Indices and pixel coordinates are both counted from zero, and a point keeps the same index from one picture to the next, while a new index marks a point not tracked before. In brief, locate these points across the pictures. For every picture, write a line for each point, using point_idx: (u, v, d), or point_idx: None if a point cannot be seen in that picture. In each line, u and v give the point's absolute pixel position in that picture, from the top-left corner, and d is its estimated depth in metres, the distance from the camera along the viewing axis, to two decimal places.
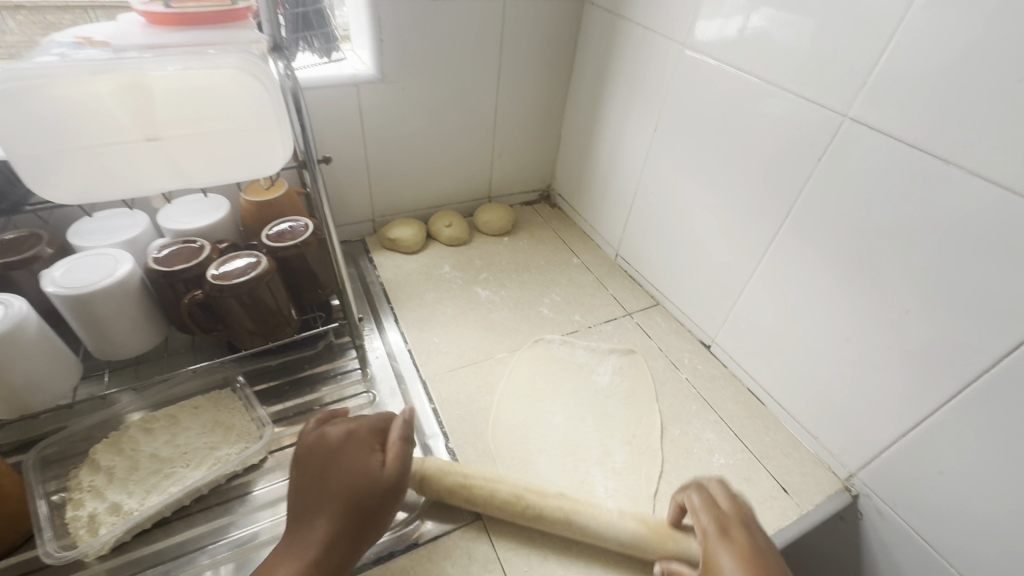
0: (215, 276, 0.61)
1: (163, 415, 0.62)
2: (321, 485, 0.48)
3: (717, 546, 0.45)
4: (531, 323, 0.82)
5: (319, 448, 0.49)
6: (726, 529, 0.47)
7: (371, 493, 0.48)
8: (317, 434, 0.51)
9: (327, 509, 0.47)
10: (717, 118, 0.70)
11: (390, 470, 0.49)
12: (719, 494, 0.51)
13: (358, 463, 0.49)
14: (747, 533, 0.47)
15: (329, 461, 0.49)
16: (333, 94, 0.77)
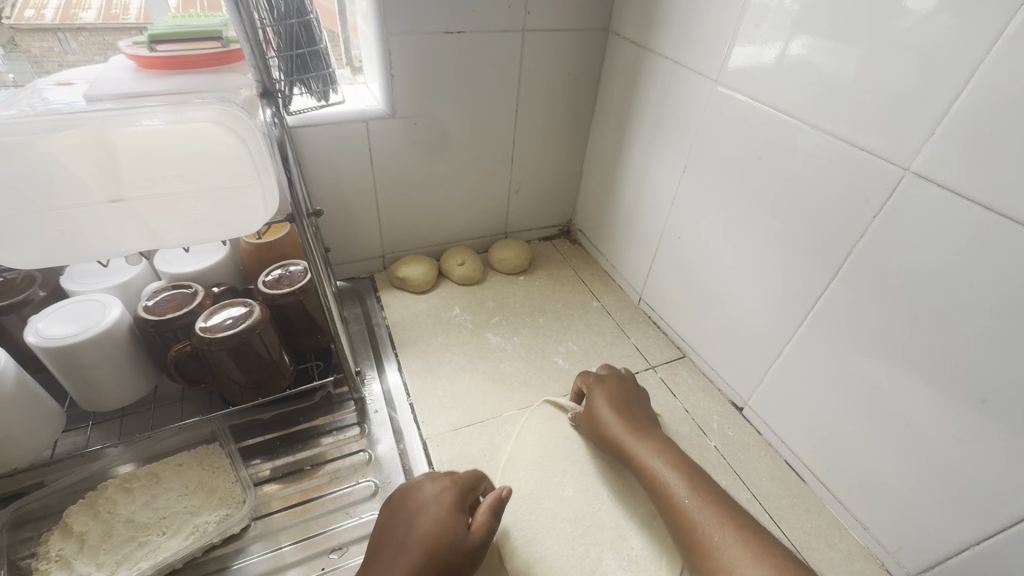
0: (204, 328, 0.57)
1: (145, 473, 0.58)
2: (405, 531, 0.48)
3: (598, 389, 0.65)
4: (544, 375, 0.76)
5: (411, 500, 0.50)
6: (602, 379, 0.66)
7: (456, 551, 0.46)
8: (413, 488, 0.52)
9: (405, 555, 0.45)
10: (753, 161, 0.63)
11: (474, 532, 0.48)
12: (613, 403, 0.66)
13: (445, 518, 0.48)
14: (619, 382, 0.66)
15: (420, 511, 0.49)
16: (341, 129, 0.74)
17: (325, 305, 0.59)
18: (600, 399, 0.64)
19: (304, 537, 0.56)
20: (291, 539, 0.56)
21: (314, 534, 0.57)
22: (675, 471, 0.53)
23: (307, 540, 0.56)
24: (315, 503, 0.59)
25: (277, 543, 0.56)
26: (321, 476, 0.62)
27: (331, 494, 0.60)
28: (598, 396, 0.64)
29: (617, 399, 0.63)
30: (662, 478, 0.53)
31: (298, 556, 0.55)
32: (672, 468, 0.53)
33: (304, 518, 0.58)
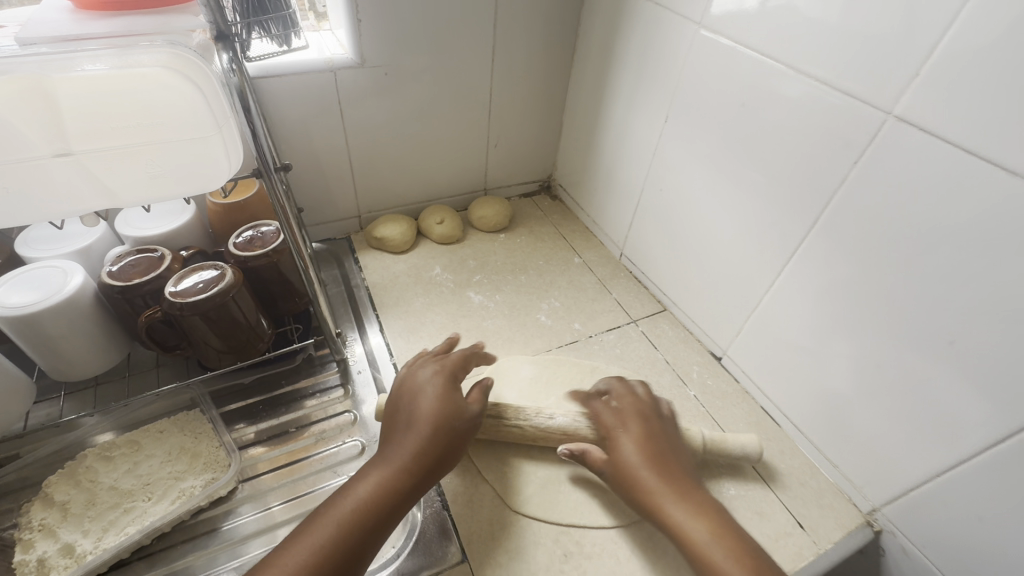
0: (174, 293, 0.55)
1: (123, 441, 0.57)
2: (410, 412, 0.51)
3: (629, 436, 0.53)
4: (527, 332, 0.76)
5: (413, 380, 0.54)
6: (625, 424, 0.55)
7: (464, 436, 0.51)
8: (409, 383, 0.54)
9: (420, 429, 0.49)
10: (735, 109, 0.61)
11: (471, 405, 0.52)
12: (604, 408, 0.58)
13: (442, 395, 0.52)
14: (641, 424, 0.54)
15: (425, 383, 0.53)
16: (308, 80, 0.70)
17: (301, 265, 0.58)
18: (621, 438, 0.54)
19: (294, 497, 0.57)
20: (280, 499, 0.56)
21: (304, 493, 0.57)
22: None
23: (297, 499, 0.56)
24: (304, 464, 0.59)
25: (267, 503, 0.56)
26: (307, 437, 0.62)
27: (318, 455, 0.60)
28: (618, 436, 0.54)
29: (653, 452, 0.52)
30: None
31: (288, 515, 0.55)
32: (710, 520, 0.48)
33: (293, 479, 0.58)
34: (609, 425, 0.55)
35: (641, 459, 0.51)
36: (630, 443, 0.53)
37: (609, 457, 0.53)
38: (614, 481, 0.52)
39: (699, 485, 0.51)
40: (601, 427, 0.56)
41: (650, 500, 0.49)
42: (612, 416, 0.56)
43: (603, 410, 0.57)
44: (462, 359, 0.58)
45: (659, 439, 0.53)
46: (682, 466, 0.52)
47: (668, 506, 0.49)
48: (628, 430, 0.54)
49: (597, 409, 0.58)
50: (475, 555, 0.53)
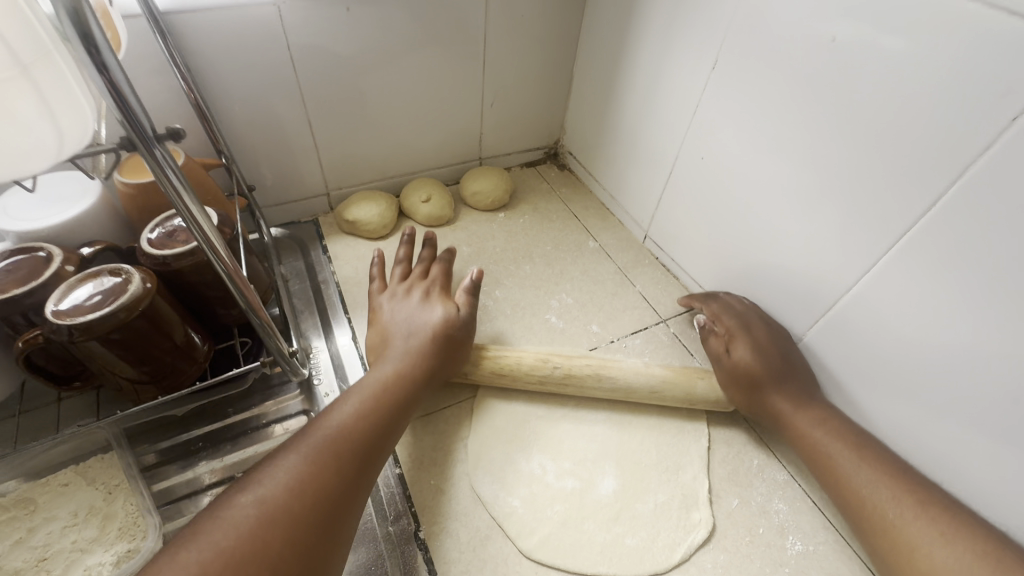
0: (58, 311, 0.40)
1: (13, 501, 0.44)
2: (410, 321, 0.52)
3: (742, 337, 0.54)
4: (534, 338, 0.62)
5: (401, 294, 0.56)
6: (747, 324, 0.55)
7: (462, 335, 0.53)
8: (400, 292, 0.56)
9: (425, 332, 0.51)
10: (814, 47, 0.45)
11: (465, 310, 0.55)
12: (735, 302, 0.59)
13: (439, 306, 0.54)
14: (764, 327, 0.55)
15: (415, 295, 0.55)
16: (243, 18, 0.53)
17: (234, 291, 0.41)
18: (739, 341, 0.54)
19: None
20: None
21: None
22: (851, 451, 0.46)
23: None
24: None
25: None
26: None
27: None
28: (734, 337, 0.54)
29: (771, 354, 0.53)
30: (839, 466, 0.46)
31: None
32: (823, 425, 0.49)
33: None
34: (728, 325, 0.56)
35: (756, 357, 0.52)
36: (744, 345, 0.53)
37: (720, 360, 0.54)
38: (724, 380, 0.54)
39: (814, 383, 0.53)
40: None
41: (763, 397, 0.51)
42: (735, 315, 0.57)
43: (726, 310, 0.58)
44: (442, 266, 0.60)
45: (773, 336, 0.54)
46: (800, 366, 0.53)
47: (779, 399, 0.51)
48: (741, 335, 0.54)
49: (725, 306, 0.58)
50: None
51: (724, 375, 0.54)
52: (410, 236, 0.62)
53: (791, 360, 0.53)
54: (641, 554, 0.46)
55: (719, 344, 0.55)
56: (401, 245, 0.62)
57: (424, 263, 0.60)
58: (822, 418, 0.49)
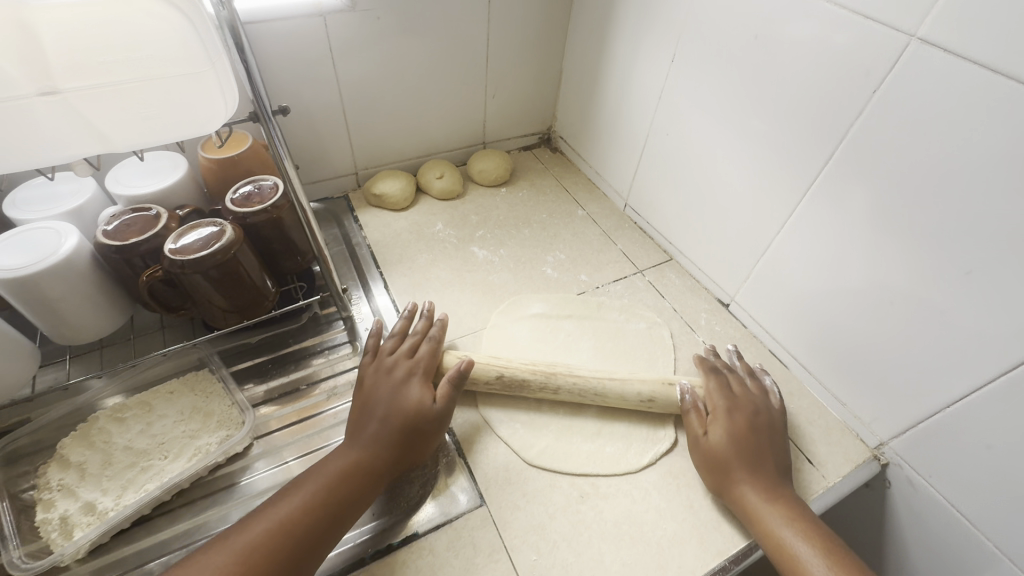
0: (174, 250, 0.53)
1: (135, 402, 0.57)
2: (381, 404, 0.52)
3: (720, 420, 0.55)
4: (533, 285, 0.75)
5: (383, 372, 0.56)
6: (730, 409, 0.56)
7: (430, 428, 0.53)
8: (384, 367, 0.56)
9: (389, 423, 0.51)
10: (746, 42, 0.59)
11: (439, 402, 0.54)
12: (735, 382, 0.59)
13: (414, 393, 0.54)
14: (748, 416, 0.55)
15: (395, 375, 0.55)
16: (297, 26, 0.66)
17: (311, 236, 0.58)
18: (715, 423, 0.55)
19: (308, 452, 0.57)
20: (295, 454, 0.56)
21: (318, 448, 0.57)
22: (809, 545, 0.46)
23: (311, 454, 0.56)
24: (315, 420, 0.59)
25: (282, 458, 0.56)
26: (317, 394, 0.62)
27: (331, 411, 0.60)
28: (710, 420, 0.55)
29: (746, 443, 0.53)
30: (800, 564, 0.45)
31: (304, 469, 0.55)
32: (790, 518, 0.48)
33: (307, 434, 0.58)
34: (714, 407, 0.56)
35: (730, 444, 0.53)
36: (722, 430, 0.54)
37: (696, 440, 0.55)
38: (699, 463, 0.55)
39: (786, 469, 0.53)
40: (691, 405, 0.57)
41: (730, 482, 0.52)
42: (724, 398, 0.57)
43: (718, 391, 0.58)
44: (432, 346, 0.60)
45: (756, 425, 0.55)
46: (778, 456, 0.53)
47: (746, 487, 0.51)
48: (718, 418, 0.55)
49: (720, 385, 0.58)
50: (491, 498, 0.54)
51: (698, 455, 0.55)
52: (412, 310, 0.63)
53: (767, 449, 0.53)
54: (617, 460, 0.57)
55: (701, 425, 0.56)
56: (399, 319, 0.63)
57: (414, 338, 0.61)
58: (790, 510, 0.49)
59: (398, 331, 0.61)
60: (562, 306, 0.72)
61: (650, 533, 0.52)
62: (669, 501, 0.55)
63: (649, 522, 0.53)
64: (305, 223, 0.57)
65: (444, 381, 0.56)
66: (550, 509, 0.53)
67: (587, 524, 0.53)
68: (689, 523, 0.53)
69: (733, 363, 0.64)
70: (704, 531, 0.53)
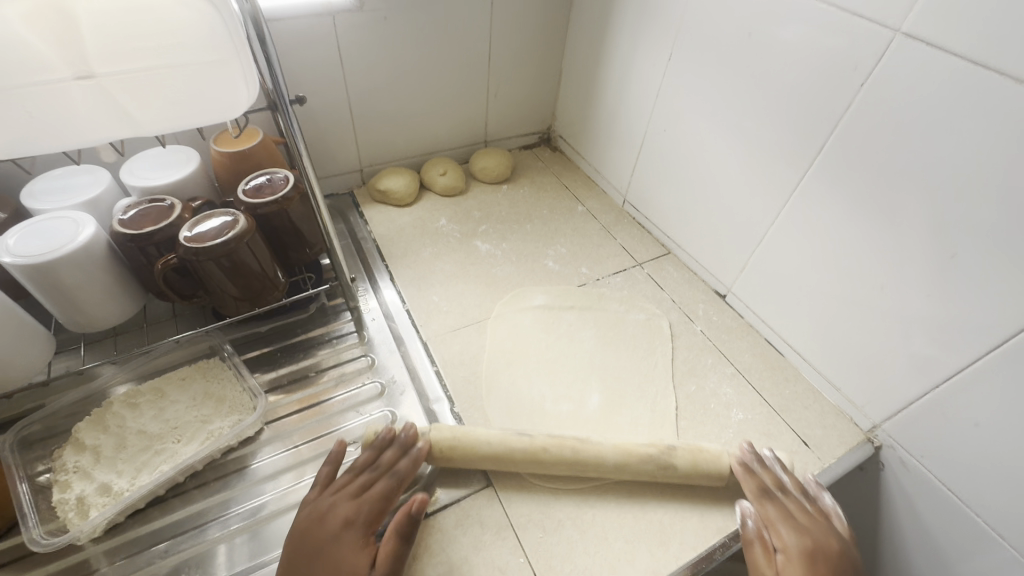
0: (189, 238, 0.55)
1: (148, 388, 0.58)
2: (306, 574, 0.43)
3: (794, 564, 0.46)
4: (535, 277, 0.77)
5: (321, 521, 0.46)
6: (807, 551, 0.47)
7: None
8: (321, 514, 0.47)
9: None
10: (740, 40, 0.62)
11: (379, 572, 0.45)
12: (797, 510, 0.50)
13: (349, 559, 0.45)
14: (827, 564, 0.46)
15: (332, 530, 0.46)
16: (306, 25, 0.68)
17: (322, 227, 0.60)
18: (789, 570, 0.46)
19: (318, 436, 0.58)
20: (305, 439, 0.58)
21: (328, 432, 0.58)
22: None
23: (321, 437, 0.58)
24: (325, 405, 0.61)
25: (293, 442, 0.57)
26: (326, 381, 0.63)
27: (339, 397, 0.61)
28: (782, 565, 0.47)
29: None
30: None
31: (314, 452, 0.57)
32: None
33: (316, 419, 0.59)
34: (770, 547, 0.48)
35: None
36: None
37: None
38: None
39: None
40: (755, 537, 0.50)
41: None
42: (783, 536, 0.48)
43: (782, 522, 0.49)
44: (390, 484, 0.49)
45: (824, 567, 0.46)
46: None
47: None
48: (790, 559, 0.47)
49: (783, 514, 0.50)
50: (496, 480, 0.55)
51: None
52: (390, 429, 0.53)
53: None
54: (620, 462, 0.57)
55: (766, 561, 0.48)
56: (368, 442, 0.53)
57: (371, 466, 0.51)
58: None
59: (360, 459, 0.51)
60: (564, 297, 0.74)
61: (652, 511, 0.54)
62: (671, 482, 0.56)
63: (651, 501, 0.55)
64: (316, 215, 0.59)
65: (388, 539, 0.47)
66: (554, 489, 0.55)
67: (592, 505, 0.54)
68: (690, 503, 0.55)
69: (778, 472, 0.54)
70: (704, 509, 0.54)
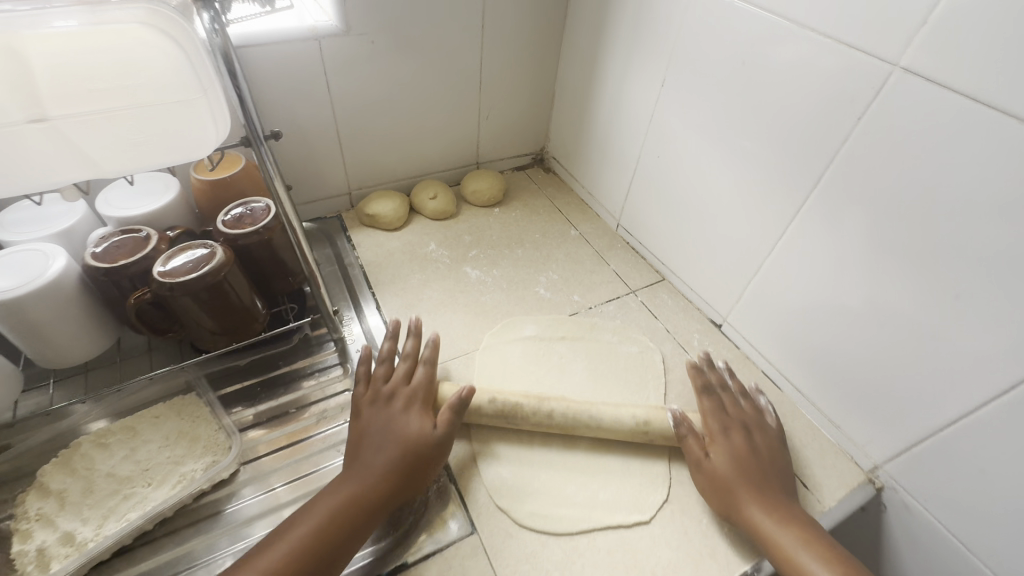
0: (163, 273, 0.53)
1: (119, 427, 0.56)
2: (381, 437, 0.51)
3: (719, 443, 0.54)
4: (526, 306, 0.75)
5: (384, 402, 0.54)
6: (727, 429, 0.56)
7: (432, 450, 0.52)
8: (382, 397, 0.55)
9: (391, 451, 0.50)
10: (734, 68, 0.60)
11: (441, 429, 0.53)
12: (729, 404, 0.59)
13: (415, 422, 0.53)
14: (744, 436, 0.55)
15: (398, 405, 0.54)
16: (292, 49, 0.67)
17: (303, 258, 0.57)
18: (716, 446, 0.54)
19: (297, 478, 0.55)
20: (283, 480, 0.55)
21: (307, 474, 0.56)
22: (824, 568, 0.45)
23: (300, 479, 0.55)
24: (305, 444, 0.58)
25: (270, 485, 0.55)
26: (307, 418, 0.61)
27: (320, 435, 0.59)
28: (710, 443, 0.55)
29: (746, 467, 0.53)
30: None
31: (292, 495, 0.54)
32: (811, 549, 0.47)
33: (295, 459, 0.57)
34: (709, 430, 0.56)
35: (728, 467, 0.53)
36: (721, 451, 0.54)
37: (697, 463, 0.54)
38: (703, 485, 0.54)
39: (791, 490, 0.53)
40: (684, 425, 0.56)
41: (736, 503, 0.51)
42: (718, 419, 0.57)
43: (711, 412, 0.57)
44: (428, 372, 0.58)
45: (742, 440, 0.55)
46: (780, 476, 0.53)
47: (753, 508, 0.50)
48: (717, 442, 0.55)
49: (715, 407, 0.58)
50: (482, 526, 0.53)
51: (698, 477, 0.54)
52: (411, 326, 0.61)
53: (770, 473, 0.52)
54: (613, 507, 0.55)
55: (698, 445, 0.55)
56: (387, 339, 0.60)
57: (411, 361, 0.59)
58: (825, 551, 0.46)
59: (386, 353, 0.59)
60: (556, 326, 0.72)
61: (645, 559, 0.51)
62: (664, 527, 0.54)
63: (644, 549, 0.52)
64: (296, 246, 0.56)
65: (443, 413, 0.54)
66: (542, 535, 0.52)
67: (582, 553, 0.51)
68: (684, 550, 0.52)
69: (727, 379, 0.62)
70: (699, 557, 0.52)
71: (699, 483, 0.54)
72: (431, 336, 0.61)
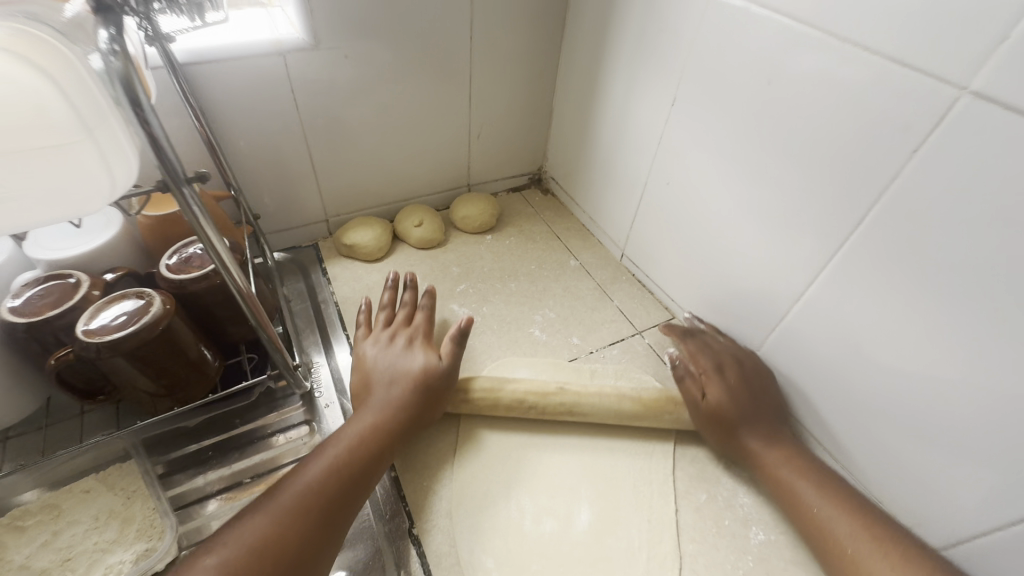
0: (88, 331, 0.45)
1: (41, 505, 0.48)
2: (391, 373, 0.55)
3: (715, 382, 0.56)
4: (518, 349, 0.67)
5: (389, 344, 0.58)
6: (721, 368, 0.58)
7: (440, 382, 0.55)
8: (385, 340, 0.58)
9: (402, 385, 0.53)
10: (755, 87, 0.52)
11: (445, 361, 0.56)
12: (713, 341, 0.62)
13: (421, 357, 0.56)
14: (737, 369, 0.57)
15: (401, 346, 0.57)
16: (251, 66, 0.59)
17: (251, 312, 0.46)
18: (713, 384, 0.57)
19: None
20: None
21: None
22: (818, 493, 0.49)
23: None
24: None
25: None
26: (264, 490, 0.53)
27: None
28: (707, 380, 0.57)
29: (742, 398, 0.56)
30: (818, 516, 0.48)
31: None
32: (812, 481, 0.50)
33: None
34: (703, 366, 0.58)
35: (726, 402, 0.55)
36: (720, 389, 0.56)
37: (694, 403, 0.57)
38: (701, 422, 0.57)
39: (784, 420, 0.56)
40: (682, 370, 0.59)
41: (734, 435, 0.55)
42: (709, 357, 0.59)
43: (701, 352, 0.60)
44: (425, 315, 0.62)
45: (737, 374, 0.57)
46: (772, 407, 0.56)
47: (752, 441, 0.54)
48: (717, 378, 0.57)
49: (701, 346, 0.61)
50: None
51: (697, 416, 0.57)
52: (408, 280, 0.65)
53: (763, 404, 0.56)
54: None
55: (695, 385, 0.57)
56: (386, 291, 0.65)
57: (410, 306, 0.63)
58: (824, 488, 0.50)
59: (386, 302, 0.63)
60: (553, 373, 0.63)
61: None
62: None
63: None
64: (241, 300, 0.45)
65: (444, 346, 0.57)
66: None
67: None
68: None
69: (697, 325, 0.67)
70: None
71: (699, 422, 0.57)
72: (427, 287, 0.66)
